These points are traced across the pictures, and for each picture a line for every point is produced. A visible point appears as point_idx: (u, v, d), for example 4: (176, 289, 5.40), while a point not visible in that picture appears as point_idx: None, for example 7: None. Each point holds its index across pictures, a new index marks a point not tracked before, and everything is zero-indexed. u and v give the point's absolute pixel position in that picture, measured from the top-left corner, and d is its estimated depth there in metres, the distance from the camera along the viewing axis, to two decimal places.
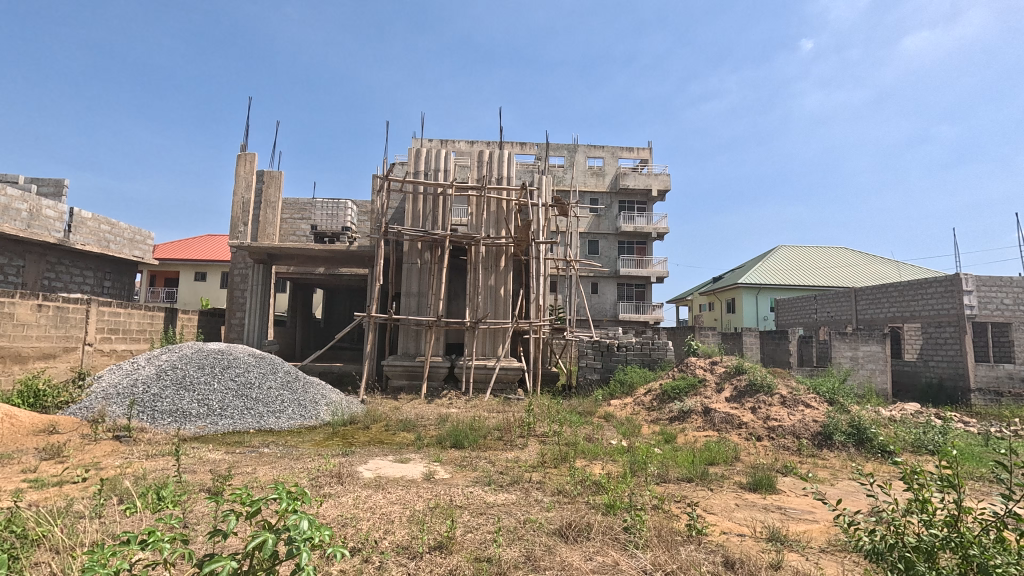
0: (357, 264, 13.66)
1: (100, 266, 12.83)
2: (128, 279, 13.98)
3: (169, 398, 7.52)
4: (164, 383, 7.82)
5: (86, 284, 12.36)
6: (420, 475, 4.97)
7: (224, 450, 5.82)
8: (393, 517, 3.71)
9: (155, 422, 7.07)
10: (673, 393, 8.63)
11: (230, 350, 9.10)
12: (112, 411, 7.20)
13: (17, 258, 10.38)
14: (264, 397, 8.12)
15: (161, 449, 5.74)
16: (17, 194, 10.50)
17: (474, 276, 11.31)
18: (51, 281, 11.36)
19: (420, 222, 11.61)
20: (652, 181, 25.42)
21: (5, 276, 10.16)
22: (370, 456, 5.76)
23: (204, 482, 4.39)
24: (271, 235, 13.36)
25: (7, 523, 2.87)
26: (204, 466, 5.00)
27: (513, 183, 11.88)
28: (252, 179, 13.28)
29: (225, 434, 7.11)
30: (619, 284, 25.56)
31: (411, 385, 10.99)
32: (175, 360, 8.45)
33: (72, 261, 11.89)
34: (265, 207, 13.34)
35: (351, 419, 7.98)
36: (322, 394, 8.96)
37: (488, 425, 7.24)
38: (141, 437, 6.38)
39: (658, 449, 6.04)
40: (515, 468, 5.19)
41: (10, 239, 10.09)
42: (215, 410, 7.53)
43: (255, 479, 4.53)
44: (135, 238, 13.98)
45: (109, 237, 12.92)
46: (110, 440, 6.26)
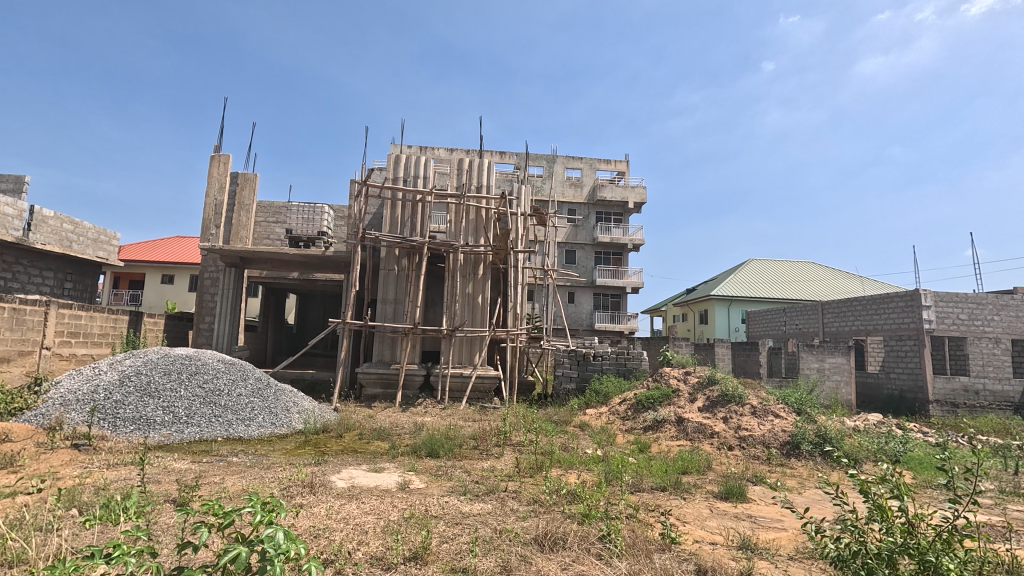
0: (332, 269, 13.47)
1: (61, 266, 12.37)
2: (90, 280, 13.46)
3: (132, 405, 7.25)
4: (127, 389, 7.54)
5: (45, 285, 11.88)
6: (394, 485, 4.91)
7: (190, 460, 5.64)
8: (367, 527, 3.65)
9: (116, 430, 6.79)
10: (647, 402, 8.76)
11: (199, 355, 8.87)
12: (71, 419, 6.90)
13: None
14: (234, 404, 7.93)
15: (122, 458, 5.52)
16: None
17: (452, 284, 11.30)
18: (7, 281, 10.88)
19: (398, 229, 11.53)
20: (629, 193, 25.75)
21: None
22: (343, 465, 5.66)
23: (169, 493, 4.24)
24: (244, 238, 13.11)
25: None
26: (170, 476, 4.83)
27: (492, 191, 11.91)
28: (226, 181, 13.04)
29: (191, 442, 6.88)
30: (596, 294, 25.84)
31: (386, 394, 10.88)
32: (139, 365, 8.16)
33: (31, 261, 11.43)
34: (239, 208, 13.11)
35: (324, 427, 7.85)
36: (293, 400, 8.79)
37: (464, 434, 7.20)
38: (102, 446, 6.13)
39: (633, 458, 6.10)
40: (491, 477, 5.17)
41: None
42: (181, 418, 7.30)
43: (223, 489, 4.39)
44: (100, 238, 13.49)
45: (72, 236, 12.47)
46: (68, 448, 6.00)
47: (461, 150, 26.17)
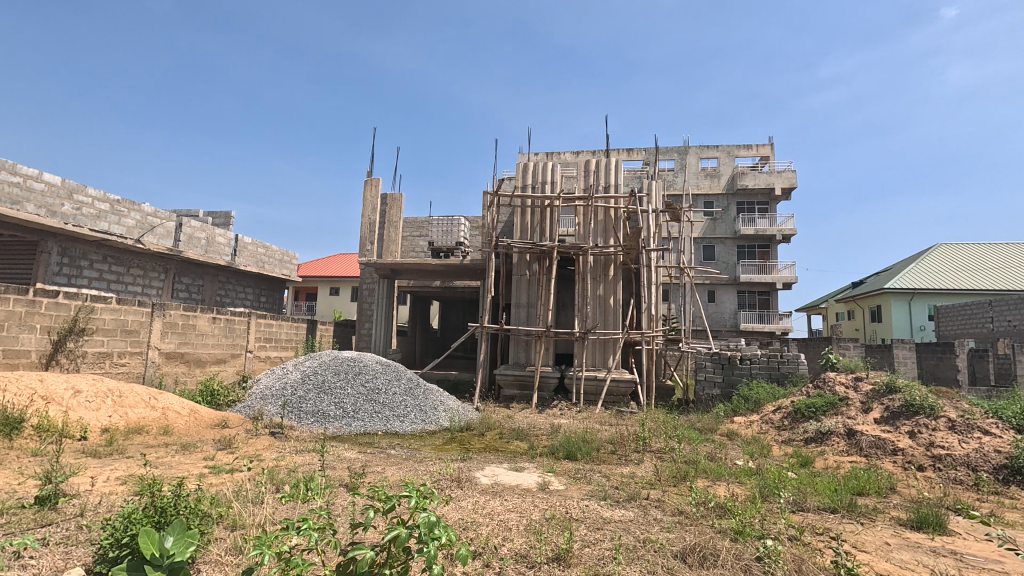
0: (469, 276, 14.30)
1: (258, 283, 14.94)
2: (278, 294, 16.03)
3: (312, 400, 8.47)
4: (307, 386, 8.83)
5: (247, 299, 14.45)
6: (535, 485, 5.02)
7: (357, 450, 6.41)
8: (510, 524, 3.78)
9: (301, 420, 7.98)
10: (807, 411, 7.81)
11: (361, 358, 10.05)
12: (268, 410, 8.28)
13: (197, 279, 12.58)
14: (390, 402, 8.82)
15: (306, 445, 6.47)
16: (198, 225, 12.54)
17: (583, 286, 11.28)
18: (222, 297, 13.46)
19: (528, 234, 11.86)
20: (775, 179, 23.31)
21: (188, 293, 12.34)
22: (486, 463, 5.95)
23: (343, 478, 4.86)
24: (394, 252, 14.47)
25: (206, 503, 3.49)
26: (343, 463, 5.55)
27: (620, 190, 11.66)
28: (377, 202, 14.60)
29: (357, 434, 7.80)
30: (740, 291, 23.77)
31: (523, 395, 11.20)
32: (316, 366, 9.51)
33: (238, 280, 14.05)
34: (389, 225, 14.56)
35: (467, 426, 8.34)
36: (440, 400, 9.49)
37: (601, 438, 7.11)
38: (290, 434, 7.26)
39: (792, 473, 5.47)
40: (631, 484, 5.03)
41: (192, 263, 12.24)
42: (349, 412, 8.32)
43: (385, 478, 4.90)
44: (284, 258, 16.00)
45: (265, 258, 14.99)
46: (267, 435, 7.21)
47: (588, 152, 26.01)
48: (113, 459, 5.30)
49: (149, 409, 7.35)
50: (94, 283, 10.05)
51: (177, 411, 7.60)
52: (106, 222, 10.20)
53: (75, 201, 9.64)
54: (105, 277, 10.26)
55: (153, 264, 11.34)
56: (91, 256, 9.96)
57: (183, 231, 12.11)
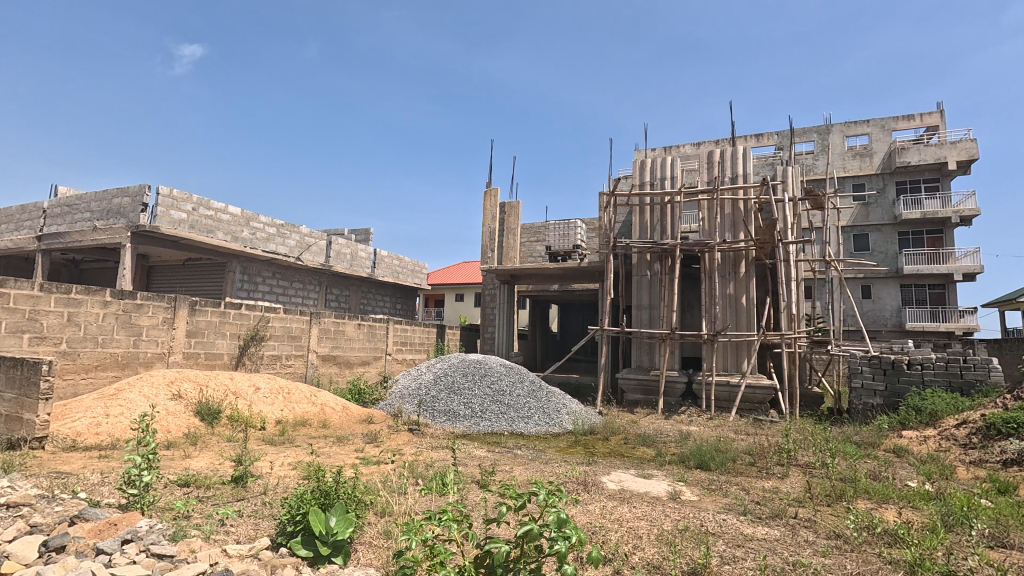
0: (588, 279, 14.20)
1: (394, 291, 16.39)
2: (411, 301, 17.42)
3: (444, 399, 9.05)
4: (439, 387, 9.47)
5: (385, 306, 15.97)
6: (665, 493, 4.82)
7: (486, 449, 6.71)
8: (641, 532, 3.68)
9: (434, 419, 8.57)
10: (1004, 427, 6.46)
11: (486, 360, 10.52)
12: (406, 408, 9.03)
13: (344, 290, 14.19)
14: (515, 403, 9.09)
15: (440, 442, 6.93)
16: (344, 243, 13.94)
17: (710, 285, 10.59)
18: (364, 305, 15.04)
19: (648, 233, 11.46)
20: (948, 152, 19.76)
21: (338, 302, 13.99)
22: (612, 468, 5.86)
23: (475, 475, 5.12)
24: (513, 258, 14.90)
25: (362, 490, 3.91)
26: (473, 460, 5.85)
27: (750, 180, 10.76)
28: (496, 211, 15.18)
29: (485, 433, 8.16)
30: (904, 285, 20.50)
31: (648, 400, 10.82)
32: (446, 368, 10.17)
33: (377, 289, 15.60)
34: (508, 232, 15.04)
35: (591, 429, 8.27)
36: (563, 403, 9.55)
37: (737, 448, 6.60)
38: (426, 431, 7.83)
39: (985, 500, 4.57)
40: (775, 500, 4.59)
41: (340, 276, 13.83)
42: (477, 412, 8.74)
43: (513, 477, 5.06)
44: (415, 268, 17.32)
45: (399, 268, 16.38)
46: (406, 431, 7.86)
47: (711, 143, 24.37)
48: (285, 447, 6.18)
49: (311, 405, 8.41)
50: (266, 296, 11.84)
51: (332, 407, 8.62)
52: (274, 244, 11.83)
53: (252, 228, 11.31)
54: (274, 291, 12.03)
55: (310, 278, 13.01)
56: (263, 273, 11.74)
57: (332, 248, 13.51)
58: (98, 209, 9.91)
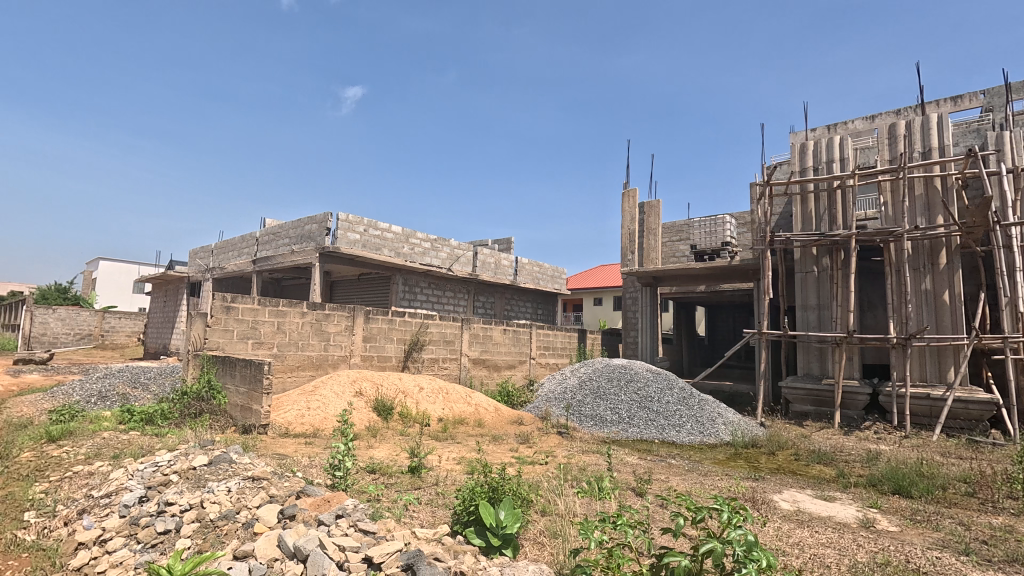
0: (740, 278, 13.10)
1: (535, 297, 16.90)
2: (552, 306, 17.76)
3: (590, 404, 9.06)
4: (585, 391, 9.52)
5: (527, 312, 16.56)
6: (853, 520, 4.23)
7: (638, 456, 6.54)
8: (829, 562, 3.28)
9: (582, 423, 8.61)
10: None
11: (632, 365, 10.30)
12: (554, 411, 9.21)
13: (489, 297, 15.03)
14: (665, 410, 8.74)
15: (591, 447, 6.94)
16: (489, 252, 14.72)
17: (898, 281, 9.06)
18: (508, 311, 15.78)
19: (813, 224, 10.21)
20: None
21: (485, 309, 14.88)
22: (784, 486, 5.30)
23: (630, 482, 5.03)
24: (654, 259, 14.27)
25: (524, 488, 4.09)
26: (626, 467, 5.75)
27: (949, 153, 8.99)
28: (635, 212, 14.78)
29: (635, 440, 7.96)
30: None
31: (820, 412, 9.60)
32: (590, 373, 10.18)
33: (519, 296, 16.25)
34: (648, 233, 14.54)
35: (753, 442, 7.59)
36: (718, 412, 8.91)
37: (948, 474, 5.51)
38: (575, 435, 7.89)
39: None
40: (1010, 542, 3.74)
41: (486, 284, 14.67)
42: (625, 418, 8.57)
43: (671, 487, 4.87)
44: (555, 274, 17.61)
45: (540, 275, 16.81)
46: (555, 434, 8.00)
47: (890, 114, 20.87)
48: (449, 443, 6.73)
49: (467, 405, 9.04)
50: (424, 305, 13.03)
51: (485, 408, 9.16)
52: (429, 257, 12.95)
53: (410, 243, 12.53)
54: (430, 299, 13.19)
55: (459, 287, 14.01)
56: (421, 284, 12.95)
57: (478, 258, 14.35)
58: (294, 235, 11.86)
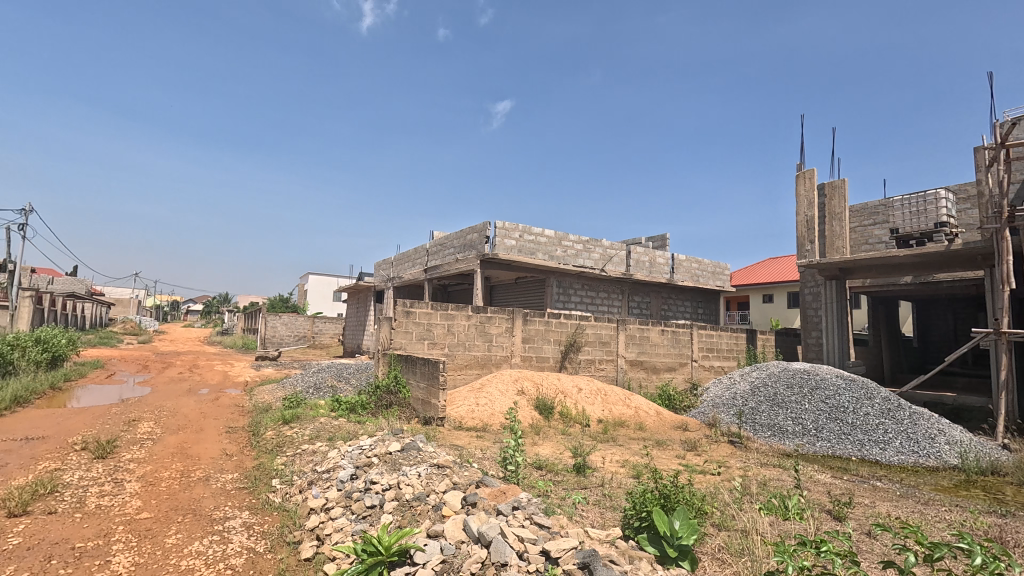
0: (963, 266, 10.67)
1: (694, 295, 15.91)
2: (714, 305, 16.52)
3: (766, 412, 8.21)
4: (759, 399, 8.66)
5: (687, 311, 15.69)
6: None
7: (832, 475, 5.71)
8: None
9: (757, 432, 7.81)
10: None
11: (817, 371, 9.09)
12: (723, 418, 8.54)
13: (645, 296, 14.55)
14: (863, 424, 7.51)
15: (770, 460, 6.26)
16: (642, 250, 14.20)
17: None
18: (666, 311, 15.15)
19: None
20: None
21: (641, 309, 14.47)
22: None
23: (824, 503, 4.42)
24: (841, 248, 12.39)
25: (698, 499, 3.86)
26: (818, 487, 5.06)
27: None
28: (814, 195, 12.99)
29: (826, 456, 6.96)
30: None
31: None
32: (765, 378, 9.25)
33: (677, 295, 15.45)
34: (831, 219, 12.64)
35: (994, 469, 6.10)
36: (939, 428, 7.35)
37: None
38: (750, 446, 7.18)
39: None
40: None
41: (641, 283, 14.25)
42: (811, 430, 7.56)
43: (880, 514, 4.15)
44: (717, 270, 16.32)
45: (699, 272, 15.75)
46: (727, 443, 7.38)
47: None
48: (611, 445, 6.66)
49: (627, 407, 8.86)
50: (578, 306, 13.14)
51: (646, 411, 8.87)
52: (582, 258, 12.99)
53: (563, 246, 12.72)
54: (584, 301, 13.25)
55: (613, 287, 13.82)
56: (574, 285, 13.08)
57: (632, 256, 13.95)
58: (458, 244, 12.90)
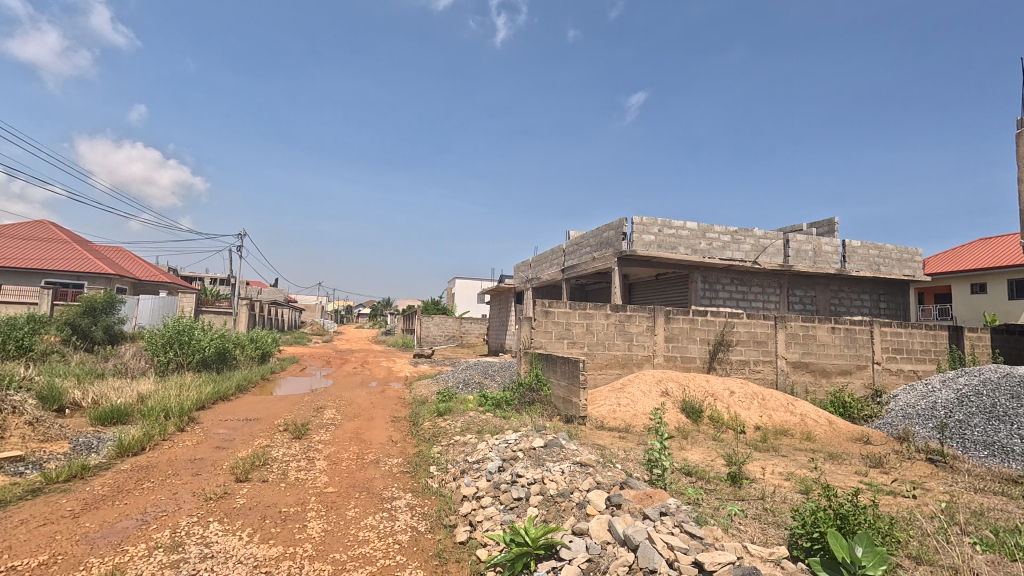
0: None
1: (874, 287, 13.66)
2: (902, 298, 13.98)
3: (981, 427, 6.69)
4: (970, 411, 7.12)
5: (864, 306, 13.56)
6: None
7: None
8: None
9: (969, 451, 6.39)
10: None
11: None
12: (919, 432, 7.18)
13: (809, 290, 12.90)
14: None
15: (989, 486, 5.07)
16: (803, 238, 12.59)
17: None
18: (837, 306, 13.26)
19: None
20: None
21: (804, 305, 12.87)
22: None
23: None
24: None
25: (888, 524, 3.28)
26: None
27: None
28: None
29: None
30: None
31: None
32: (978, 386, 7.59)
33: (851, 287, 13.40)
34: None
35: None
36: None
37: None
38: (959, 467, 5.87)
39: None
40: None
41: (803, 276, 12.66)
42: None
43: None
44: (904, 256, 13.79)
45: (880, 260, 13.46)
46: (925, 461, 6.14)
47: None
48: (772, 455, 6.02)
49: (789, 414, 7.93)
50: (727, 303, 12.14)
51: (815, 419, 7.84)
52: (730, 250, 11.96)
53: (708, 238, 11.85)
54: (734, 297, 12.20)
55: (769, 281, 12.49)
56: (722, 280, 12.10)
57: (791, 246, 12.44)
58: (595, 243, 12.78)
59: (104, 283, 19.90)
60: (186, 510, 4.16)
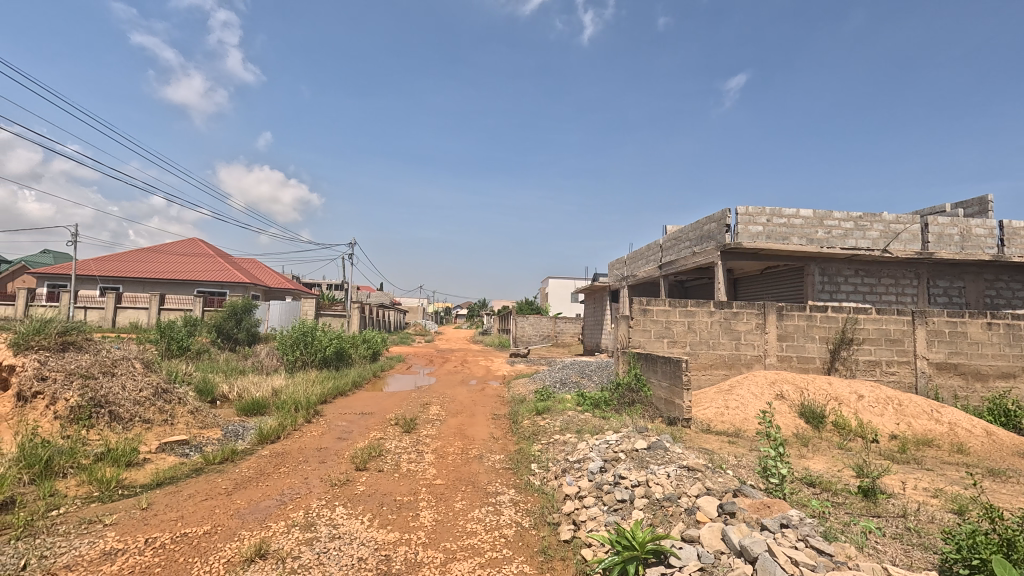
0: None
1: None
2: None
3: None
4: None
5: None
6: None
7: None
8: None
9: None
10: None
11: None
12: None
13: (956, 280, 11.20)
14: None
15: None
16: (947, 221, 10.97)
17: None
18: (993, 298, 11.39)
19: None
20: None
21: (950, 298, 11.22)
22: None
23: None
24: None
25: None
26: None
27: None
28: None
29: None
30: None
31: None
32: None
33: (1013, 276, 11.43)
34: None
35: None
36: None
37: None
38: None
39: None
40: None
41: (948, 264, 11.02)
42: None
43: None
44: None
45: None
46: None
47: None
48: (911, 468, 5.33)
49: (933, 423, 6.96)
50: (852, 297, 10.92)
51: (968, 429, 6.79)
52: (853, 239, 10.77)
53: (826, 226, 10.75)
54: (860, 290, 10.95)
55: (903, 271, 11.02)
56: (845, 272, 10.88)
57: (931, 230, 10.90)
58: (695, 237, 12.12)
59: (241, 291, 22.65)
60: (315, 493, 4.62)
